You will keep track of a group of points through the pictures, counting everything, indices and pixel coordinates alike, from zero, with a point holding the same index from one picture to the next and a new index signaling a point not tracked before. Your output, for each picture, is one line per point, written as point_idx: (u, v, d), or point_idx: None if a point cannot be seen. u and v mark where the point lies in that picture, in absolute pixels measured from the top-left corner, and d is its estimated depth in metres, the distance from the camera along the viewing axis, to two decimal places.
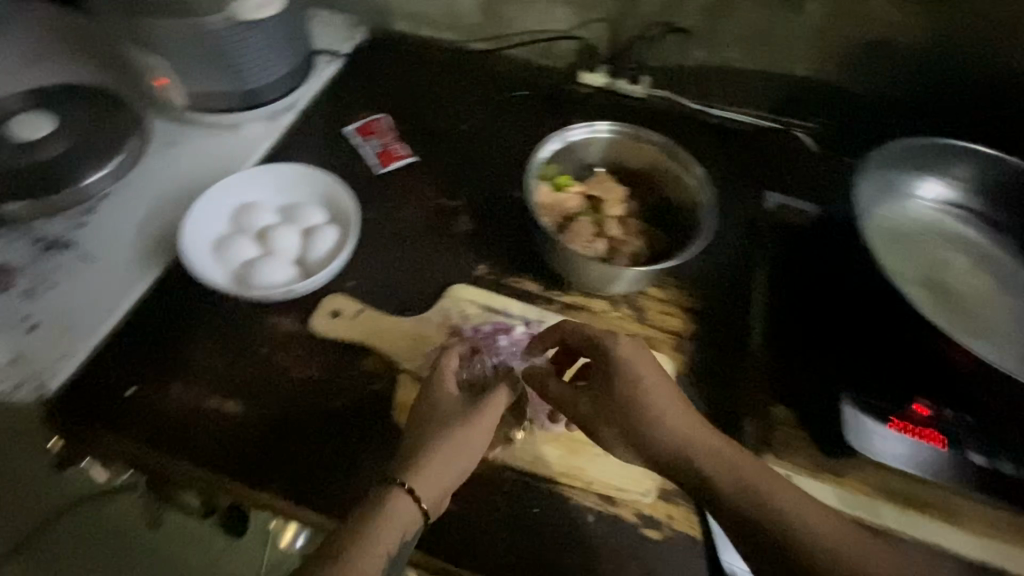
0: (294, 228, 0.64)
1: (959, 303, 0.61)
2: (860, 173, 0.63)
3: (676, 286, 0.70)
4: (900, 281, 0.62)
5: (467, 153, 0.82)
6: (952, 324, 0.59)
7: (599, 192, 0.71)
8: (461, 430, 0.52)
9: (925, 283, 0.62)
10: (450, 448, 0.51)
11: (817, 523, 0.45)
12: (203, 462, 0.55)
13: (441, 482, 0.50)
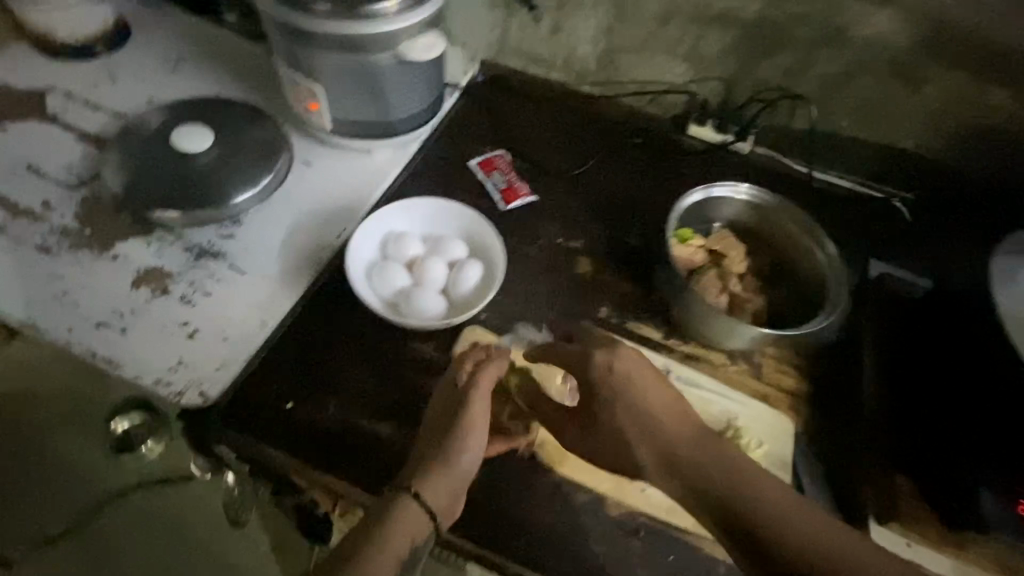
0: (442, 261, 0.67)
1: None
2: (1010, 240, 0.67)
3: (789, 346, 0.73)
4: None
5: (583, 194, 0.84)
6: None
7: (722, 248, 0.74)
8: (462, 435, 0.56)
9: None
10: (449, 455, 0.55)
11: (810, 527, 0.49)
12: (339, 472, 0.58)
13: (445, 487, 0.53)
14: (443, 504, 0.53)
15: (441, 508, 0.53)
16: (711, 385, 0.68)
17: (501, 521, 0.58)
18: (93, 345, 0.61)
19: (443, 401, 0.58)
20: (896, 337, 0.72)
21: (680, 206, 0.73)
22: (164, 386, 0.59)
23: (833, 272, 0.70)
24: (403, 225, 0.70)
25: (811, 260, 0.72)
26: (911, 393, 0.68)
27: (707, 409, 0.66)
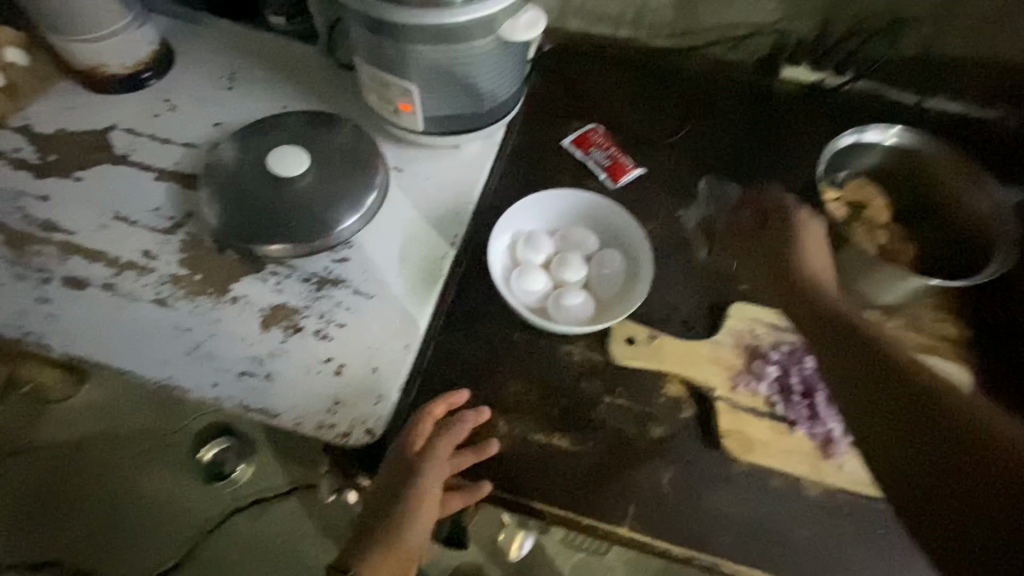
0: (579, 258, 0.64)
1: None
2: None
3: (943, 293, 0.69)
4: None
5: (690, 160, 0.78)
6: None
7: (863, 197, 0.69)
8: (411, 507, 0.53)
9: None
10: (394, 534, 0.54)
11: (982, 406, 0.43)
12: (503, 483, 0.55)
13: (393, 560, 0.54)
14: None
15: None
16: None
17: (704, 517, 0.54)
18: (242, 396, 0.59)
19: (399, 465, 0.55)
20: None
21: (832, 147, 0.68)
22: (328, 429, 0.57)
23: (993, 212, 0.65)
24: (528, 222, 0.67)
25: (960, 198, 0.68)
26: None
27: None
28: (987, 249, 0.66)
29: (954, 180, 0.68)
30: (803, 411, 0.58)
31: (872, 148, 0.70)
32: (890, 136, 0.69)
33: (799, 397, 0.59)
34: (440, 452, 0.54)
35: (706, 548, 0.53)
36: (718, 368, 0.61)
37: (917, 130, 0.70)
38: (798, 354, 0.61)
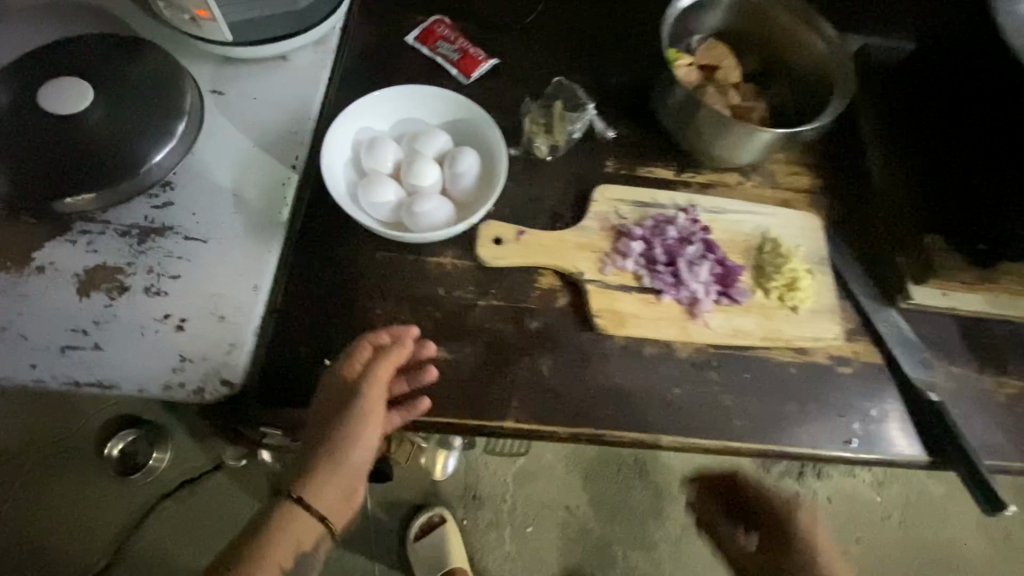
0: (428, 159, 0.58)
1: None
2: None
3: (796, 147, 0.71)
4: None
5: (546, 39, 0.72)
6: None
7: (714, 59, 0.68)
8: (356, 420, 0.50)
9: None
10: (338, 453, 0.50)
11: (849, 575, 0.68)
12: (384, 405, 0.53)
13: (336, 485, 0.51)
14: (334, 508, 0.51)
15: (331, 513, 0.51)
16: (736, 206, 0.65)
17: (586, 395, 0.56)
18: (70, 373, 0.52)
19: (334, 381, 0.51)
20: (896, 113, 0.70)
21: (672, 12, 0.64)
22: (177, 389, 0.52)
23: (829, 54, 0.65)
24: (371, 128, 0.60)
25: (805, 48, 0.67)
26: (918, 155, 0.68)
27: (739, 229, 0.64)
28: (828, 92, 0.65)
29: (795, 28, 0.67)
30: (667, 278, 0.59)
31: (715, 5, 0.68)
32: None
33: (663, 265, 0.59)
34: (383, 371, 0.51)
35: (589, 423, 0.55)
36: (586, 251, 0.60)
37: None
38: (662, 226, 0.62)
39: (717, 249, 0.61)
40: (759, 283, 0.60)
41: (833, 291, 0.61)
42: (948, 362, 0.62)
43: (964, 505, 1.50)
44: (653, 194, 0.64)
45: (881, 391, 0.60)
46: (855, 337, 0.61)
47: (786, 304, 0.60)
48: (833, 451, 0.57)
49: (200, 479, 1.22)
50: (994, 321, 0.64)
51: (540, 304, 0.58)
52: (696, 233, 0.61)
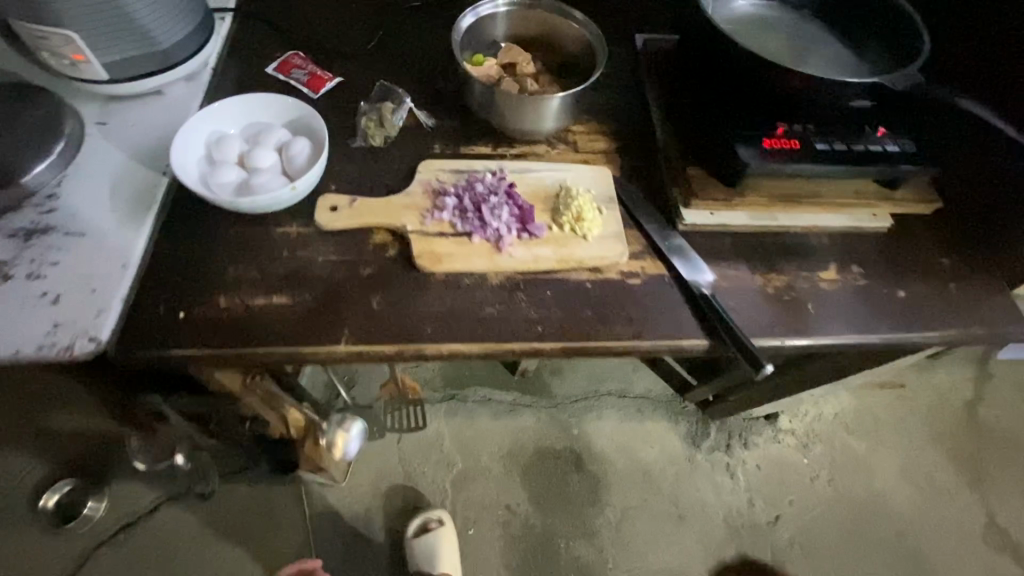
0: (267, 148, 0.71)
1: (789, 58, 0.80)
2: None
3: (594, 121, 0.87)
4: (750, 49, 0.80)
5: (384, 60, 0.89)
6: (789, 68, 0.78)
7: (511, 58, 0.84)
8: None
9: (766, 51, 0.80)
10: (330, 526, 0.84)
11: None
12: (233, 345, 0.63)
13: None
14: None
15: None
16: (540, 167, 0.79)
17: (409, 320, 0.66)
18: None
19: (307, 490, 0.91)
20: (663, 81, 0.88)
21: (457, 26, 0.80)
22: (49, 347, 0.61)
23: (596, 40, 0.83)
24: (221, 130, 0.74)
25: (580, 40, 0.84)
26: (687, 111, 0.83)
27: (541, 183, 0.77)
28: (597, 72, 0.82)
29: (571, 24, 0.84)
30: (474, 221, 0.71)
31: (507, 16, 0.85)
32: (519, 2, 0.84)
33: (472, 212, 0.72)
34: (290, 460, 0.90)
35: (412, 341, 0.65)
36: (409, 210, 0.72)
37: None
38: (472, 184, 0.75)
39: (518, 197, 0.74)
40: (555, 221, 0.73)
41: (618, 220, 0.75)
42: (722, 267, 0.75)
43: (888, 457, 1.57)
44: (469, 163, 0.78)
45: (667, 294, 0.71)
46: (641, 256, 0.74)
47: (578, 233, 0.73)
48: (626, 345, 0.67)
49: (135, 514, 1.24)
50: (761, 234, 0.78)
51: (370, 255, 0.70)
52: (500, 187, 0.75)
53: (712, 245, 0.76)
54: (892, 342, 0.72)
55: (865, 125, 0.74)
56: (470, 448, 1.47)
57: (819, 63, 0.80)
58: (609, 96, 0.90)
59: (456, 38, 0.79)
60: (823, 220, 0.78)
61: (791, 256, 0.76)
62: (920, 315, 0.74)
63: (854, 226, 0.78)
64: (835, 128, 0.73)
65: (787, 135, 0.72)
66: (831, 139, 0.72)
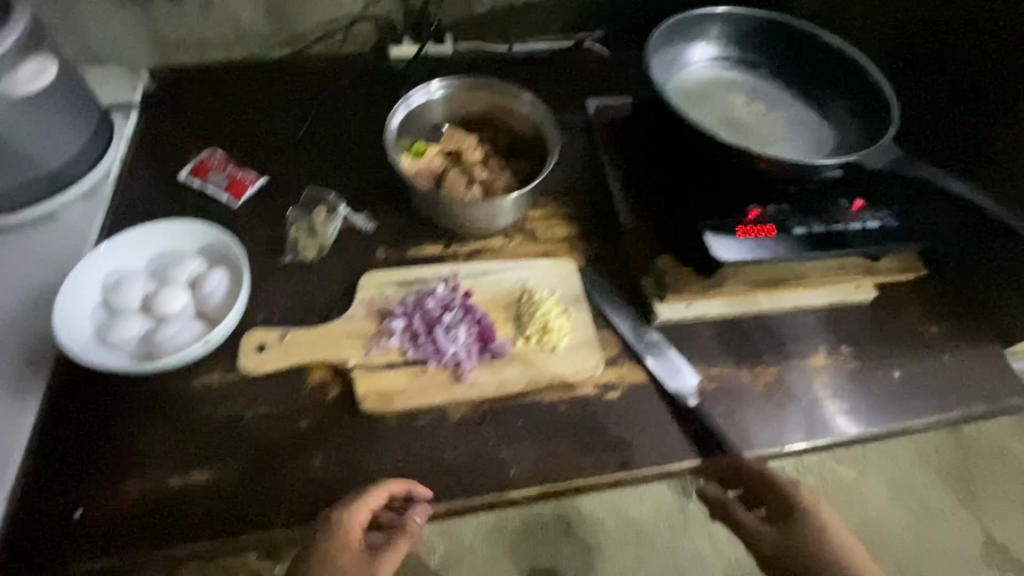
0: (176, 287, 0.61)
1: (749, 128, 0.74)
2: (654, 42, 0.74)
3: (550, 203, 0.81)
4: (708, 123, 0.74)
5: (315, 154, 0.81)
6: (751, 143, 0.72)
7: (454, 144, 0.77)
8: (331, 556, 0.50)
9: (725, 122, 0.74)
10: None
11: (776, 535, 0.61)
12: (145, 544, 0.52)
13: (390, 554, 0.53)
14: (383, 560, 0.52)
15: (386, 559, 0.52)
16: (498, 267, 0.71)
17: (363, 480, 0.57)
18: None
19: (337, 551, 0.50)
20: (625, 154, 0.82)
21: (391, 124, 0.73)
22: None
23: (543, 121, 0.77)
24: (120, 267, 0.63)
25: (524, 119, 0.79)
26: (648, 190, 0.78)
27: (501, 287, 0.69)
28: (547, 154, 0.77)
29: (514, 105, 0.78)
30: (427, 348, 0.62)
31: (444, 101, 0.79)
32: (454, 83, 0.78)
33: (424, 335, 0.63)
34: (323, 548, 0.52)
35: None
36: (352, 339, 0.63)
37: (457, 76, 0.78)
38: (422, 298, 0.66)
39: (475, 310, 0.65)
40: (519, 334, 0.65)
41: (589, 324, 0.67)
42: (706, 365, 0.68)
43: (871, 472, 1.44)
44: (416, 271, 0.69)
45: (651, 408, 0.64)
46: (617, 363, 0.67)
47: (545, 346, 0.65)
48: (610, 479, 0.60)
49: None
50: (741, 321, 0.71)
51: (310, 400, 0.60)
52: (454, 300, 0.66)
53: (691, 340, 0.70)
54: (892, 431, 0.67)
55: (840, 199, 0.69)
56: (450, 531, 1.37)
57: (779, 130, 0.75)
58: (563, 174, 0.84)
59: (391, 136, 0.72)
60: (805, 298, 0.72)
61: (776, 344, 0.70)
62: (918, 397, 0.69)
63: (835, 303, 0.73)
64: (811, 207, 0.68)
65: (762, 220, 0.67)
66: (807, 221, 0.67)
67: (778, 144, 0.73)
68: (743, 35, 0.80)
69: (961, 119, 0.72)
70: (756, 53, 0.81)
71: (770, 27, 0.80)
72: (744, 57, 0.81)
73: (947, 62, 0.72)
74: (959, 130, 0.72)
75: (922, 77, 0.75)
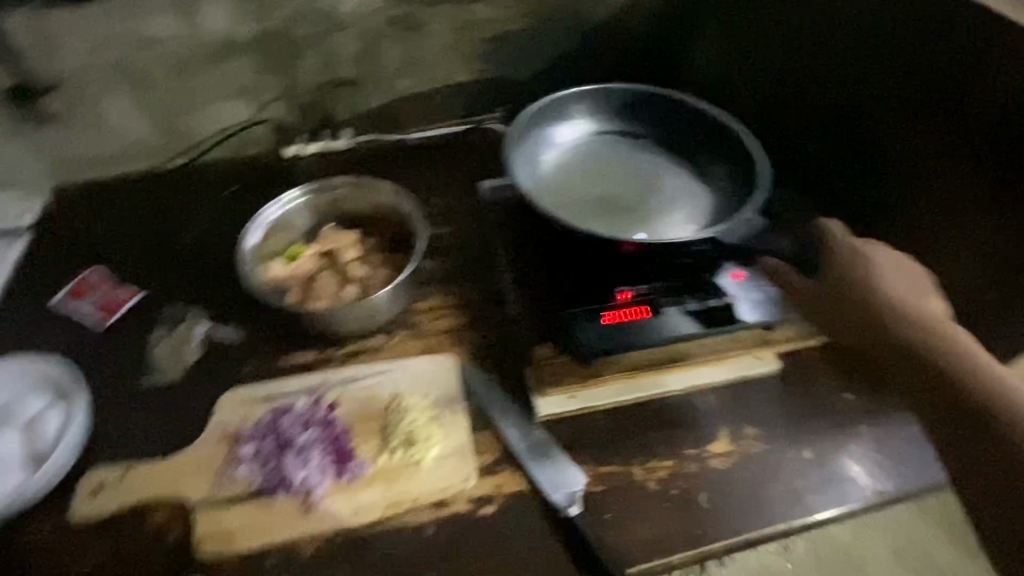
0: (10, 431, 0.61)
1: (616, 204, 0.72)
2: (520, 124, 0.75)
3: (440, 291, 0.77)
4: (572, 202, 0.72)
5: (198, 266, 0.79)
6: (613, 221, 0.69)
7: (329, 244, 0.74)
8: None
9: (590, 199, 0.72)
10: None
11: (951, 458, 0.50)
12: None
13: None
14: None
15: None
16: (370, 370, 0.66)
17: None
18: None
19: None
20: (511, 227, 0.78)
21: (244, 251, 0.71)
22: None
23: (409, 214, 0.76)
24: None
25: (393, 213, 0.77)
26: (539, 270, 0.73)
27: (370, 395, 0.64)
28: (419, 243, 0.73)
29: (379, 202, 0.77)
30: (276, 474, 0.58)
31: (308, 205, 0.77)
32: (313, 190, 0.77)
33: (274, 461, 0.58)
34: None
35: None
36: (198, 472, 0.59)
37: (317, 181, 0.78)
38: (281, 417, 0.62)
39: (335, 425, 0.61)
40: (381, 450, 0.60)
41: (462, 429, 0.62)
42: (596, 464, 0.62)
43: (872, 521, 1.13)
44: (281, 383, 0.65)
45: (529, 522, 0.58)
46: (494, 470, 0.61)
47: (410, 461, 0.59)
48: None
49: None
50: (640, 410, 0.66)
51: (147, 545, 0.56)
52: (311, 416, 0.61)
53: (581, 436, 0.64)
54: (808, 522, 0.59)
55: (711, 273, 0.66)
56: None
57: (651, 204, 0.72)
58: (456, 260, 0.80)
59: (250, 250, 0.72)
60: (702, 376, 0.67)
61: (673, 431, 0.64)
62: (837, 480, 0.62)
63: (742, 379, 0.68)
64: (686, 284, 0.66)
65: (634, 301, 0.65)
66: (680, 299, 0.66)
67: (645, 219, 0.70)
68: (621, 107, 0.80)
69: (860, 167, 0.71)
70: (636, 122, 0.80)
71: (646, 98, 0.79)
72: (626, 128, 0.80)
73: (834, 111, 0.72)
74: (863, 175, 0.71)
75: (819, 124, 0.75)
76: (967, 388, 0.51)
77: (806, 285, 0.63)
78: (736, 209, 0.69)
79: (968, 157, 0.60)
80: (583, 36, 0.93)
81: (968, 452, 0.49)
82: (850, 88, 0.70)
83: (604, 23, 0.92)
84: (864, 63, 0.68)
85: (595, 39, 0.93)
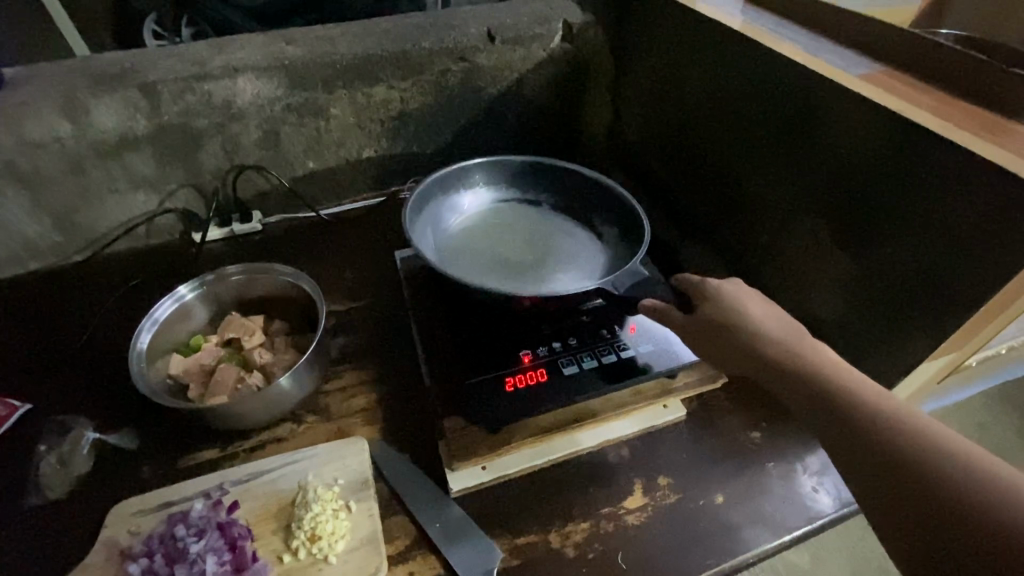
0: None
1: (512, 266, 0.74)
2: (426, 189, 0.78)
3: (353, 367, 0.76)
4: (472, 264, 0.74)
5: (96, 366, 0.76)
6: (507, 283, 0.72)
7: (231, 333, 0.73)
8: None
9: (489, 262, 0.75)
10: None
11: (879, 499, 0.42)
12: None
13: None
14: None
15: None
16: (275, 463, 0.64)
17: None
18: None
19: None
20: (428, 289, 0.80)
21: (135, 350, 0.68)
22: None
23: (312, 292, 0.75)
24: None
25: (297, 293, 0.76)
26: (446, 337, 0.73)
27: (274, 490, 0.62)
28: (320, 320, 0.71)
29: (282, 283, 0.77)
30: None
31: (208, 293, 0.76)
32: (210, 279, 0.76)
33: None
34: None
35: None
36: None
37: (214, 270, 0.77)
38: (174, 525, 0.58)
39: (233, 529, 0.57)
40: (286, 548, 0.58)
41: (372, 514, 0.60)
42: (512, 535, 0.61)
43: None
44: (178, 486, 0.62)
45: None
46: (407, 556, 0.59)
47: (316, 557, 0.57)
48: None
49: None
50: (552, 470, 0.66)
51: None
52: (207, 522, 0.58)
53: (496, 507, 0.63)
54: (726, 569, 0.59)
55: (601, 329, 0.73)
56: None
57: (546, 265, 0.75)
58: (368, 333, 0.80)
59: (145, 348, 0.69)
60: (608, 431, 0.69)
61: (587, 490, 0.65)
62: (750, 522, 0.62)
63: (649, 428, 0.70)
64: (582, 343, 0.71)
65: (534, 364, 0.69)
66: (576, 358, 0.70)
67: (538, 279, 0.73)
68: (522, 174, 0.84)
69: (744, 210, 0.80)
70: (537, 187, 0.84)
71: (544, 165, 0.83)
72: (527, 194, 0.84)
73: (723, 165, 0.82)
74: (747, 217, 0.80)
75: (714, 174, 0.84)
76: (876, 436, 0.43)
77: (688, 322, 0.60)
78: (625, 265, 0.73)
79: (826, 201, 0.67)
80: (483, 110, 0.99)
81: (895, 512, 0.41)
82: (734, 139, 0.79)
83: (501, 96, 0.98)
84: (739, 118, 0.76)
85: (494, 112, 1.00)
